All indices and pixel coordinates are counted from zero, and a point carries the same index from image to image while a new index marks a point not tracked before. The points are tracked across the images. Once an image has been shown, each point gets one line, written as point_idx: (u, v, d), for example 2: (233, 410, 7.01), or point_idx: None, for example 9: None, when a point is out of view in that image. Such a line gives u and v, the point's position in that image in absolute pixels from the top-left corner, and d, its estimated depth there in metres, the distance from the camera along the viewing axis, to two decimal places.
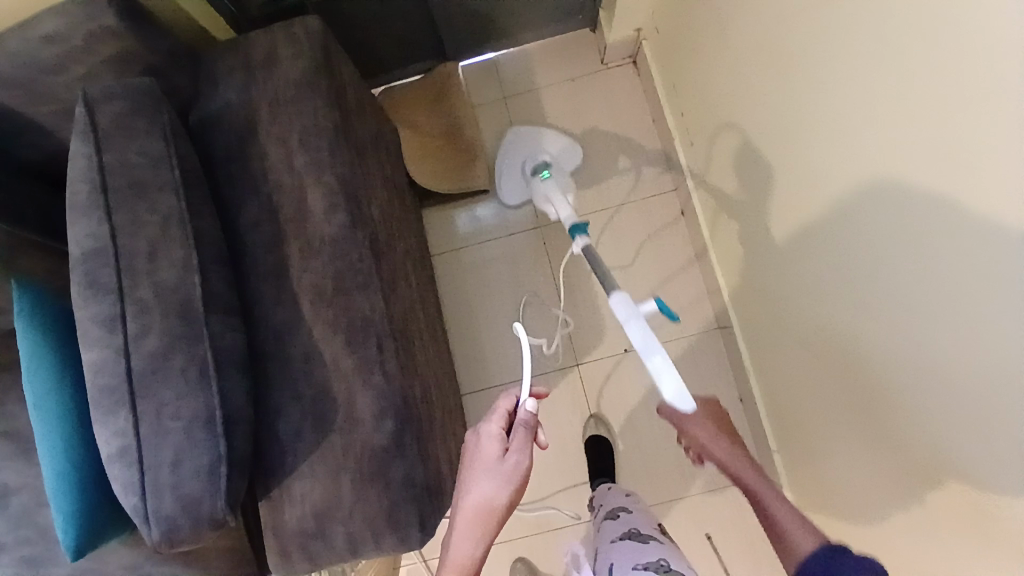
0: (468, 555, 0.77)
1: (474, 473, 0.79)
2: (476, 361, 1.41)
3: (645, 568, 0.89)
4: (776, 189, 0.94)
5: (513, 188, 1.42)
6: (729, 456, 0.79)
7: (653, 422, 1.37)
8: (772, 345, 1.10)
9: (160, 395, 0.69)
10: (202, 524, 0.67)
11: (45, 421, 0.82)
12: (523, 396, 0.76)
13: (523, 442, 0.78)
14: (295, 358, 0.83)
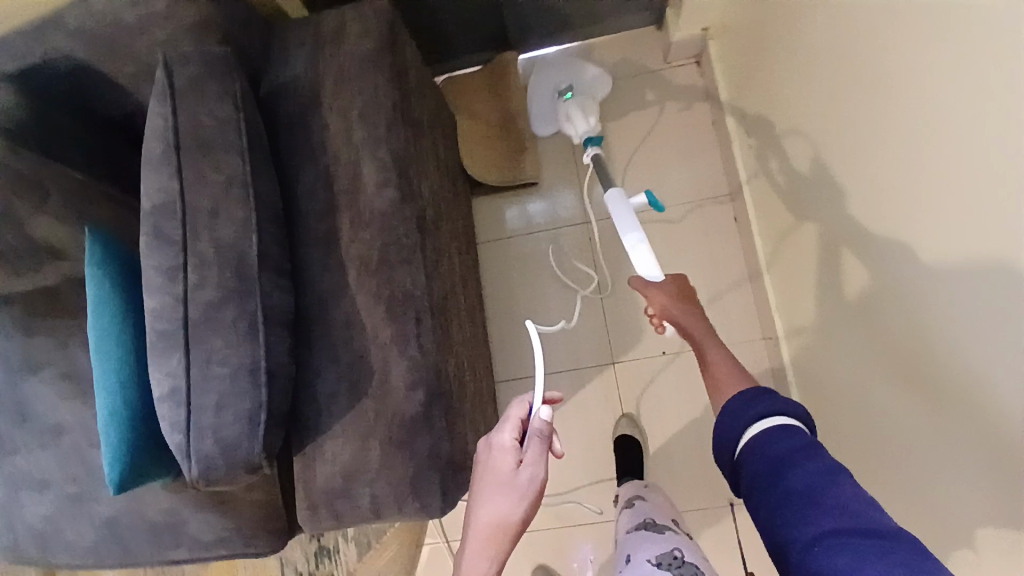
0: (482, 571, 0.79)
1: (487, 486, 0.79)
2: (512, 350, 1.42)
3: (658, 562, 0.94)
4: (841, 203, 0.91)
5: (544, 114, 1.43)
6: (686, 315, 1.01)
7: (688, 429, 1.35)
8: (822, 365, 1.07)
9: (211, 344, 0.73)
10: (235, 468, 0.69)
11: (105, 360, 0.87)
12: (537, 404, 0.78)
13: (536, 452, 0.79)
14: (337, 324, 0.86)
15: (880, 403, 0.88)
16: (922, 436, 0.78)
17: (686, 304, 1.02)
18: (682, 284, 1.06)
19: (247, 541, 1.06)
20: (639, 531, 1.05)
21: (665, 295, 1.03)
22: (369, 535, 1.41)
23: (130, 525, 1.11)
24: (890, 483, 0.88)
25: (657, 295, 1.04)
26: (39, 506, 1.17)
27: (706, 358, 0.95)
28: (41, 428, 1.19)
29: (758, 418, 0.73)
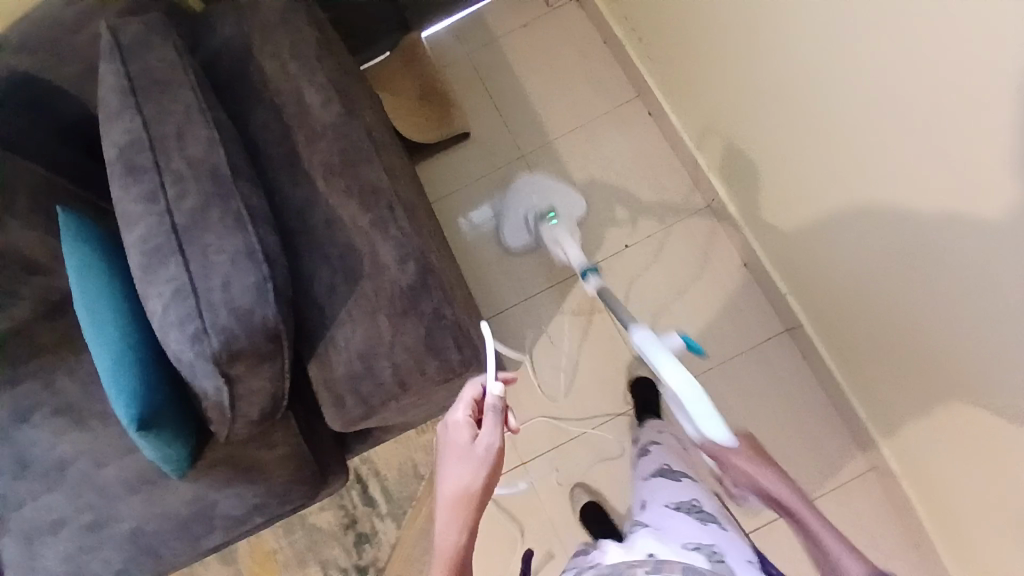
0: (454, 549, 0.69)
1: (447, 462, 0.74)
2: (489, 287, 1.49)
3: (676, 509, 0.81)
4: (743, 43, 1.11)
5: (516, 230, 1.48)
6: (779, 488, 0.68)
7: (671, 307, 1.45)
8: (800, 277, 1.25)
9: (205, 238, 0.78)
10: (255, 332, 0.73)
11: (99, 319, 0.89)
12: (489, 378, 0.76)
13: (494, 425, 0.76)
14: (319, 226, 0.91)
15: (867, 272, 1.03)
16: (897, 258, 0.95)
17: (767, 460, 0.72)
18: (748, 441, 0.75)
19: (284, 496, 1.05)
20: (656, 477, 0.92)
21: (741, 459, 0.72)
22: (399, 499, 1.40)
23: (158, 530, 1.07)
24: (895, 347, 1.04)
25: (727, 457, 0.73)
26: (54, 550, 1.09)
27: (827, 553, 0.62)
28: (44, 469, 1.13)
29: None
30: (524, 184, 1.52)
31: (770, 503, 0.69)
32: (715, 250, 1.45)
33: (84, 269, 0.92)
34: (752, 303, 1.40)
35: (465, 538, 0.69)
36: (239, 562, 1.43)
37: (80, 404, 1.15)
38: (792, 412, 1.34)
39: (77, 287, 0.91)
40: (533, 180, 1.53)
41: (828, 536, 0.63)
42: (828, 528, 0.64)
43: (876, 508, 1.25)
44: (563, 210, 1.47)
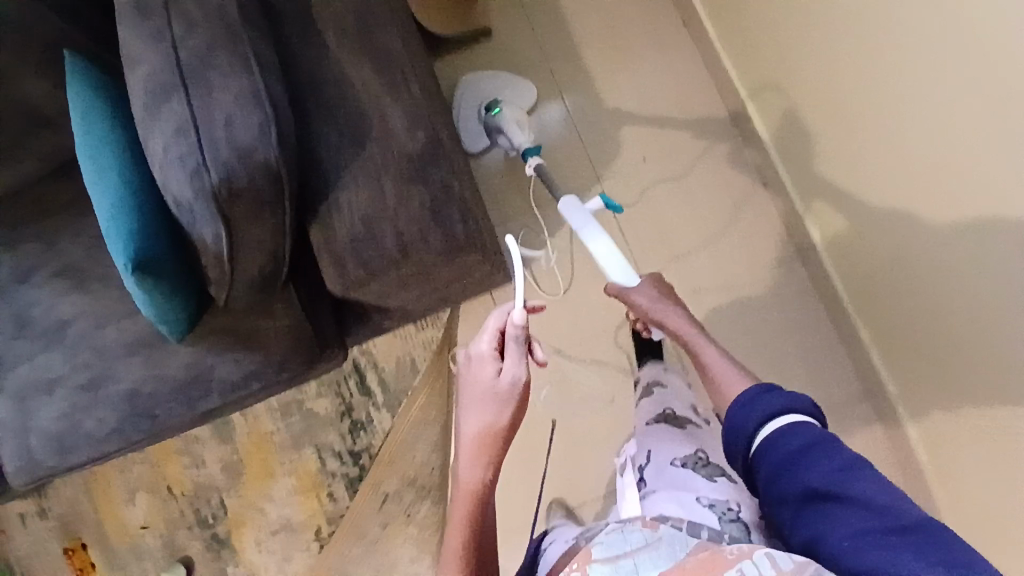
0: (479, 480, 0.81)
1: (473, 398, 0.83)
2: (500, 194, 1.49)
3: (683, 464, 0.92)
4: None
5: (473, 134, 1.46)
6: (668, 314, 1.06)
7: (681, 224, 1.47)
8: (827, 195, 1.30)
9: (208, 77, 0.75)
10: (256, 171, 0.72)
11: (101, 163, 0.89)
12: (514, 311, 0.81)
13: (516, 357, 0.83)
14: (327, 84, 0.88)
15: (905, 200, 1.10)
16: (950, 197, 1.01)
17: (674, 299, 1.09)
18: (659, 283, 1.11)
19: (280, 368, 1.07)
20: (659, 423, 1.02)
21: (644, 294, 1.08)
22: (396, 391, 1.42)
23: (155, 392, 1.09)
24: (914, 274, 1.14)
25: (637, 296, 1.08)
26: (50, 408, 1.13)
27: (698, 355, 0.98)
28: (44, 329, 1.15)
29: (769, 412, 0.73)
30: (469, 80, 1.49)
31: (662, 324, 1.06)
32: (738, 173, 1.50)
33: (88, 114, 0.92)
34: (768, 225, 1.46)
35: (489, 472, 0.81)
36: (237, 442, 1.46)
37: (84, 267, 1.15)
38: (790, 327, 1.42)
39: (81, 132, 0.91)
40: (471, 78, 1.49)
41: (701, 344, 1.00)
42: (702, 337, 1.01)
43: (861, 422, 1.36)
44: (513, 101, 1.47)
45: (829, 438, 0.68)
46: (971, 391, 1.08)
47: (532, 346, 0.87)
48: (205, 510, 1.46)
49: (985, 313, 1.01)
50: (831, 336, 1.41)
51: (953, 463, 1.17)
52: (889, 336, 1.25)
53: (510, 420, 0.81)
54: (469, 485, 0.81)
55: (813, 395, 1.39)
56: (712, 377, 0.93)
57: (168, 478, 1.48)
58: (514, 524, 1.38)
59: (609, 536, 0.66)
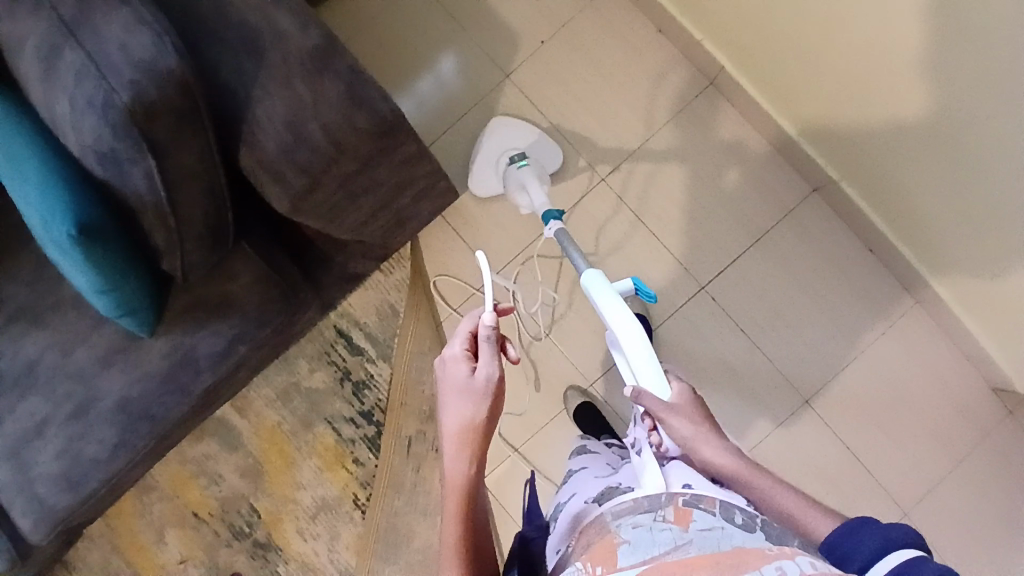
0: (463, 473, 0.81)
1: (449, 399, 0.82)
2: (421, 123, 1.47)
3: None
4: None
5: (487, 180, 1.41)
6: (716, 454, 0.78)
7: (598, 93, 1.44)
8: (712, 12, 1.29)
9: (92, 17, 0.75)
10: (164, 83, 0.72)
11: (16, 156, 0.88)
12: (482, 314, 0.79)
13: (490, 356, 0.82)
14: (211, 14, 0.88)
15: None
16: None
17: (706, 423, 0.82)
18: (692, 401, 0.85)
19: (262, 322, 1.07)
20: None
21: (679, 418, 0.80)
22: (385, 339, 1.42)
23: (147, 391, 1.06)
24: (821, 63, 1.14)
25: (672, 420, 0.80)
26: (46, 450, 1.08)
27: (765, 497, 0.75)
28: (11, 378, 1.10)
29: (881, 548, 0.60)
30: (495, 125, 1.43)
31: (700, 463, 0.78)
32: (635, 23, 1.45)
33: None
34: (673, 64, 1.43)
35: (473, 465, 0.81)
36: (248, 446, 1.43)
37: (30, 301, 1.11)
38: (731, 154, 1.41)
39: None
40: (495, 123, 1.43)
41: (760, 479, 0.76)
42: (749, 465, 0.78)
43: (816, 216, 1.39)
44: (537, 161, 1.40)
45: None
46: (903, 146, 1.12)
47: (506, 344, 0.84)
48: (239, 522, 1.43)
49: (882, 92, 1.08)
50: (766, 147, 1.41)
51: (904, 214, 1.24)
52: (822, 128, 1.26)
53: (488, 414, 0.80)
54: (455, 481, 0.81)
55: (772, 208, 1.40)
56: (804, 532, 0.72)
57: (191, 504, 1.43)
58: (538, 423, 1.41)
59: (635, 533, 0.61)
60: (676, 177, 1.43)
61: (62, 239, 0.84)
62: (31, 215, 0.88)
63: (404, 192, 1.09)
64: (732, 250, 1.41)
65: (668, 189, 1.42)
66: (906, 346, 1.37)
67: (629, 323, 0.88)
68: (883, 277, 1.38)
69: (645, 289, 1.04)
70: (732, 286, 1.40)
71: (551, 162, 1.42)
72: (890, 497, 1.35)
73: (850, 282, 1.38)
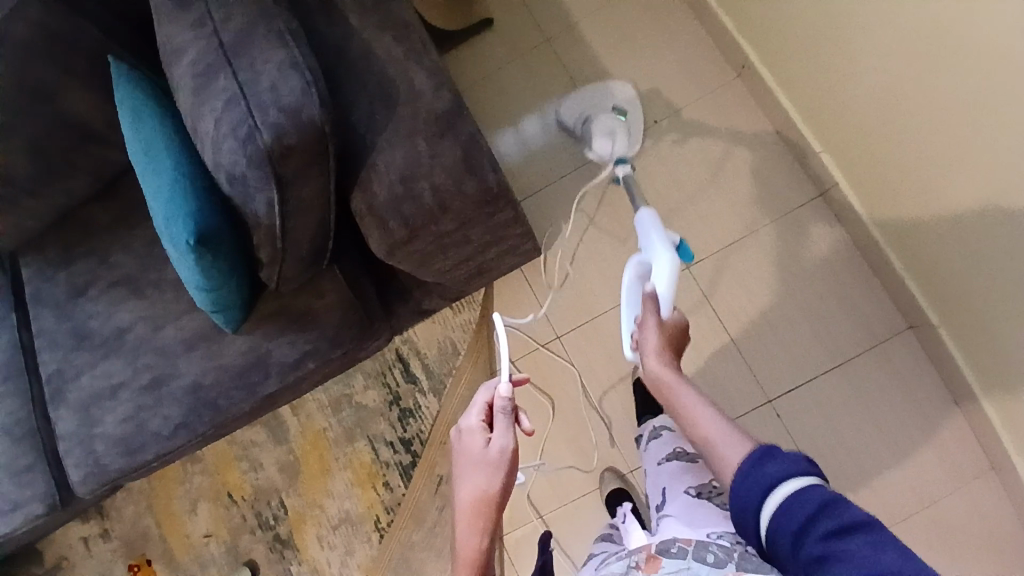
0: (472, 547, 0.85)
1: (465, 469, 0.89)
2: (514, 175, 1.51)
3: (698, 493, 0.96)
4: None
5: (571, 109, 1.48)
6: (660, 366, 0.86)
7: (700, 181, 1.44)
8: (836, 130, 1.25)
9: (251, 53, 0.82)
10: (303, 128, 0.77)
11: (155, 154, 0.96)
12: (498, 383, 0.89)
13: (504, 426, 0.91)
14: (353, 59, 0.93)
15: (919, 148, 1.06)
16: (963, 147, 0.97)
17: (673, 350, 0.91)
18: (678, 331, 0.93)
19: (334, 343, 1.12)
20: (671, 462, 1.06)
21: (653, 328, 0.90)
22: (440, 374, 1.45)
23: (217, 381, 1.14)
24: (941, 216, 1.09)
25: (646, 326, 0.91)
26: (115, 412, 1.17)
27: (690, 410, 0.81)
28: (103, 338, 1.20)
29: (770, 487, 0.65)
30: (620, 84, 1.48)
31: (648, 373, 0.87)
32: (753, 120, 1.44)
33: (137, 114, 0.99)
34: (784, 170, 1.40)
35: (484, 538, 0.85)
36: (292, 443, 1.50)
37: (136, 275, 1.21)
38: (826, 270, 1.36)
39: (134, 131, 0.99)
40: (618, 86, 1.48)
41: (689, 396, 0.82)
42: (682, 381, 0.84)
43: (906, 357, 1.32)
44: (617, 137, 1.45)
45: (841, 500, 0.62)
46: (1012, 322, 1.05)
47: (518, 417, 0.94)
48: (267, 512, 1.48)
49: (1003, 264, 1.01)
50: (866, 273, 1.34)
51: (1005, 386, 1.15)
52: (933, 274, 1.19)
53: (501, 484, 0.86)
54: (468, 555, 0.84)
55: (858, 336, 1.34)
56: (715, 455, 0.75)
57: (227, 484, 1.51)
58: (569, 494, 1.39)
59: None
60: (763, 281, 1.39)
61: (181, 239, 0.91)
62: (157, 210, 0.96)
63: (491, 248, 1.12)
64: (806, 368, 1.35)
65: (751, 293, 1.39)
66: (980, 522, 1.25)
67: (661, 254, 0.99)
68: (970, 446, 1.27)
69: (686, 249, 1.03)
70: (799, 408, 1.34)
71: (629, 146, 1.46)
72: None
73: (932, 437, 1.29)
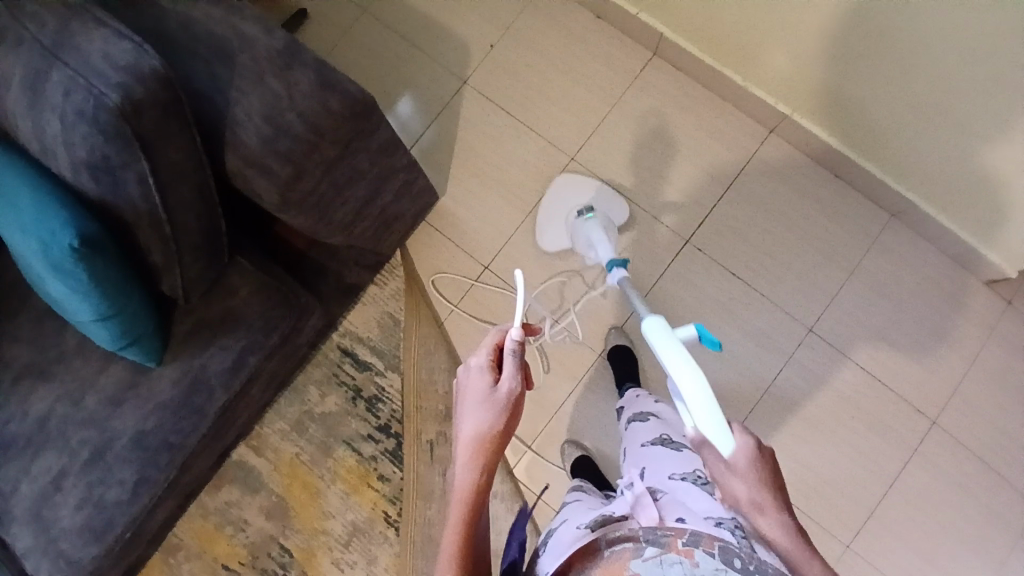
0: (471, 480, 0.76)
1: (467, 403, 0.80)
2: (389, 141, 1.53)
3: (684, 478, 0.88)
4: None
5: (552, 233, 1.44)
6: (778, 528, 0.68)
7: (553, 81, 1.52)
8: None
9: (72, 39, 0.81)
10: (146, 80, 0.77)
11: (9, 190, 0.90)
12: (510, 324, 0.78)
13: (513, 369, 0.80)
14: (183, 36, 0.94)
15: None
16: None
17: (777, 487, 0.70)
18: (765, 462, 0.70)
19: (269, 329, 1.08)
20: (658, 447, 0.99)
21: (742, 482, 0.69)
22: (391, 350, 1.42)
23: (162, 421, 1.05)
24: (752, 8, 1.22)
25: (732, 483, 0.69)
26: (66, 503, 1.04)
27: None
28: (22, 436, 1.07)
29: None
30: (569, 179, 1.47)
31: (758, 533, 0.69)
32: (575, 12, 1.54)
33: None
34: (617, 44, 1.52)
35: (484, 476, 0.77)
36: (270, 484, 1.40)
37: (35, 357, 1.10)
38: (688, 114, 1.49)
39: None
40: (571, 179, 1.47)
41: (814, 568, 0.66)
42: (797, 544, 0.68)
43: (779, 155, 1.46)
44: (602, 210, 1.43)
45: None
46: (843, 68, 1.19)
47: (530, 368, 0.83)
48: (272, 565, 1.37)
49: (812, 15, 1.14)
50: (720, 104, 1.49)
51: (865, 133, 1.29)
52: (770, 69, 1.33)
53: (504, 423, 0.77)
54: (463, 488, 0.76)
55: (736, 155, 1.47)
56: None
57: (220, 557, 1.38)
58: (558, 403, 1.41)
59: (646, 566, 0.71)
60: (641, 144, 1.49)
61: (63, 257, 0.86)
62: (28, 245, 0.90)
63: (385, 182, 1.14)
64: (709, 200, 1.47)
65: (638, 158, 1.48)
66: (893, 262, 1.42)
67: (682, 367, 0.75)
68: (861, 204, 1.44)
69: (708, 336, 0.86)
70: (718, 236, 1.46)
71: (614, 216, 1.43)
72: (913, 407, 1.37)
73: (830, 211, 1.44)
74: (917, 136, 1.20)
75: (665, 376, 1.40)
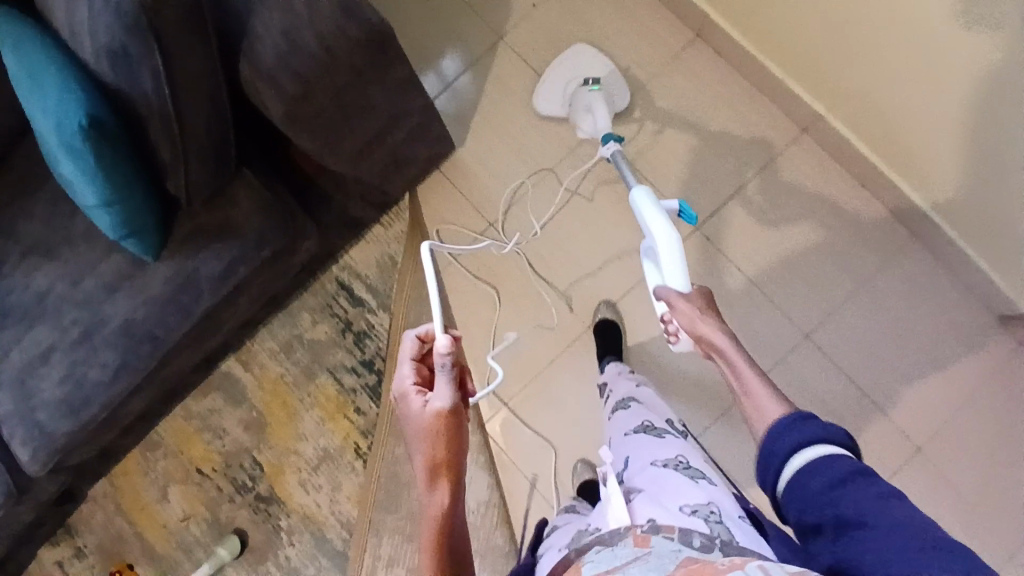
0: (439, 508, 0.70)
1: (410, 433, 0.72)
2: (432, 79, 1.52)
3: (663, 465, 0.87)
4: None
5: (549, 96, 1.45)
6: (709, 329, 0.86)
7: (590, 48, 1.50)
8: None
9: None
10: None
11: (37, 68, 0.94)
12: (433, 335, 0.70)
13: (446, 380, 0.72)
14: None
15: None
16: None
17: (714, 312, 0.89)
18: (706, 296, 0.90)
19: (261, 243, 1.10)
20: (640, 433, 0.97)
21: (683, 301, 0.89)
22: (385, 290, 1.45)
23: (148, 314, 1.09)
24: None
25: (678, 304, 0.89)
26: (50, 377, 1.10)
27: (737, 372, 0.84)
28: (21, 308, 1.13)
29: (802, 445, 0.70)
30: (582, 51, 1.46)
31: (699, 339, 0.88)
32: None
33: (17, 39, 0.98)
34: (660, 20, 1.49)
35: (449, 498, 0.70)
36: (251, 398, 1.45)
37: (45, 236, 1.15)
38: (719, 100, 1.45)
39: (15, 55, 0.97)
40: (584, 52, 1.46)
41: (740, 360, 0.84)
42: (728, 341, 0.86)
43: (809, 156, 1.41)
44: (609, 90, 1.43)
45: (863, 471, 0.66)
46: (884, 72, 1.14)
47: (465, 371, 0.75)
48: (242, 475, 1.43)
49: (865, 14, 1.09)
50: (756, 96, 1.44)
51: (897, 145, 1.25)
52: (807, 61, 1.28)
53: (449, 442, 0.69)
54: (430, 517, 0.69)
55: (761, 149, 1.43)
56: (759, 413, 0.78)
57: (194, 460, 1.45)
58: (540, 367, 1.42)
59: (599, 556, 0.67)
60: (667, 124, 1.46)
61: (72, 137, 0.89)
62: (44, 122, 0.94)
63: (399, 120, 1.14)
64: (726, 189, 1.43)
65: (660, 137, 1.46)
66: (905, 282, 1.37)
67: (661, 225, 0.93)
68: (884, 214, 1.38)
69: (688, 210, 0.97)
70: (731, 228, 1.43)
71: (618, 95, 1.44)
72: (899, 429, 1.35)
73: (849, 219, 1.39)
74: (951, 152, 1.14)
75: (654, 362, 1.39)
